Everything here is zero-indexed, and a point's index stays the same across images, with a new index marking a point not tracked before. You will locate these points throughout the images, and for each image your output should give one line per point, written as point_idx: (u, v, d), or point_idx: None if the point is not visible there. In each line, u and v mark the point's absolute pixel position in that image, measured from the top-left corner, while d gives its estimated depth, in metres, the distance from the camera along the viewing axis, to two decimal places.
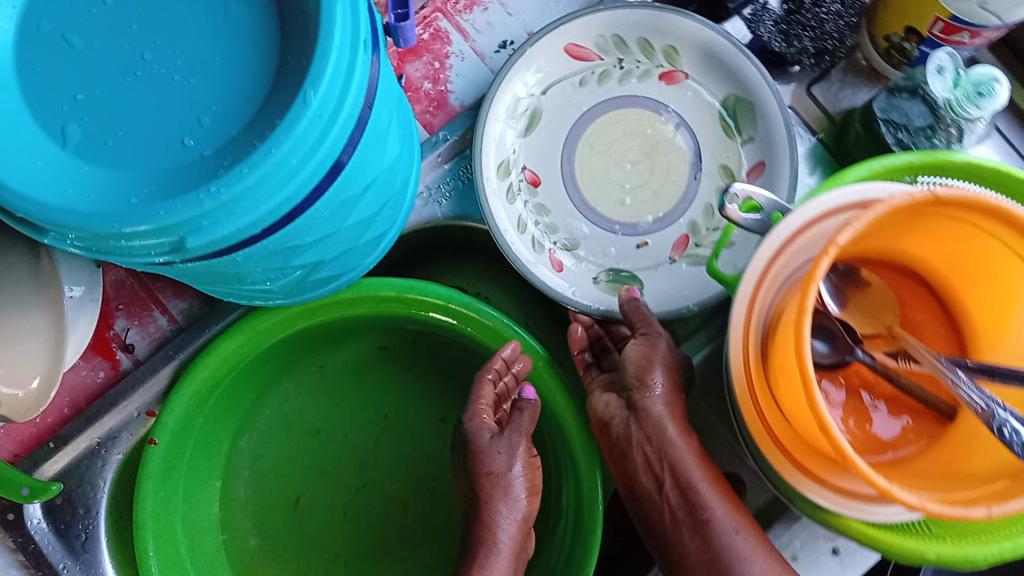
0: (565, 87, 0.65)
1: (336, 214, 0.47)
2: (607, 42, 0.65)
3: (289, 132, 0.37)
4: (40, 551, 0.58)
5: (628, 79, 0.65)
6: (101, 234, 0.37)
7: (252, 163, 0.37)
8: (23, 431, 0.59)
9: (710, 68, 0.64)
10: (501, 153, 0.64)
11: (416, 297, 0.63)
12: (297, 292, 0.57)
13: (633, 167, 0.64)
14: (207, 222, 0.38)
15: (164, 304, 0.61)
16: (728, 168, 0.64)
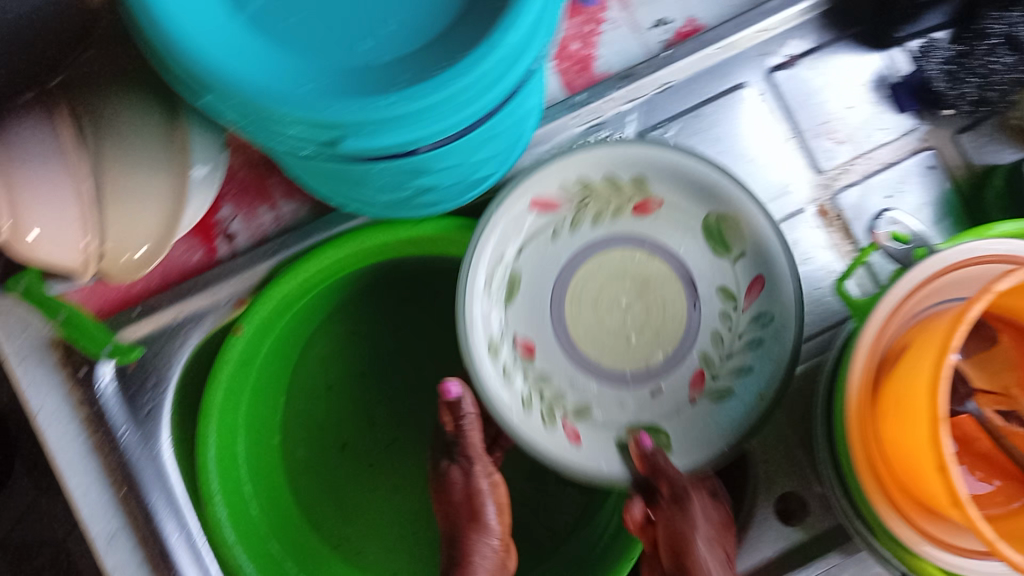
0: (556, 223, 0.60)
1: (474, 145, 0.45)
2: (571, 187, 0.59)
3: (478, 62, 0.35)
4: (104, 413, 0.58)
5: (622, 216, 0.60)
6: (260, 112, 0.36)
7: (437, 85, 0.36)
8: (107, 293, 0.58)
9: (683, 189, 0.59)
10: (495, 320, 0.59)
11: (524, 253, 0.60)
12: (393, 209, 0.54)
13: (633, 311, 0.59)
14: (371, 129, 0.36)
15: (272, 201, 0.60)
16: (727, 288, 0.60)
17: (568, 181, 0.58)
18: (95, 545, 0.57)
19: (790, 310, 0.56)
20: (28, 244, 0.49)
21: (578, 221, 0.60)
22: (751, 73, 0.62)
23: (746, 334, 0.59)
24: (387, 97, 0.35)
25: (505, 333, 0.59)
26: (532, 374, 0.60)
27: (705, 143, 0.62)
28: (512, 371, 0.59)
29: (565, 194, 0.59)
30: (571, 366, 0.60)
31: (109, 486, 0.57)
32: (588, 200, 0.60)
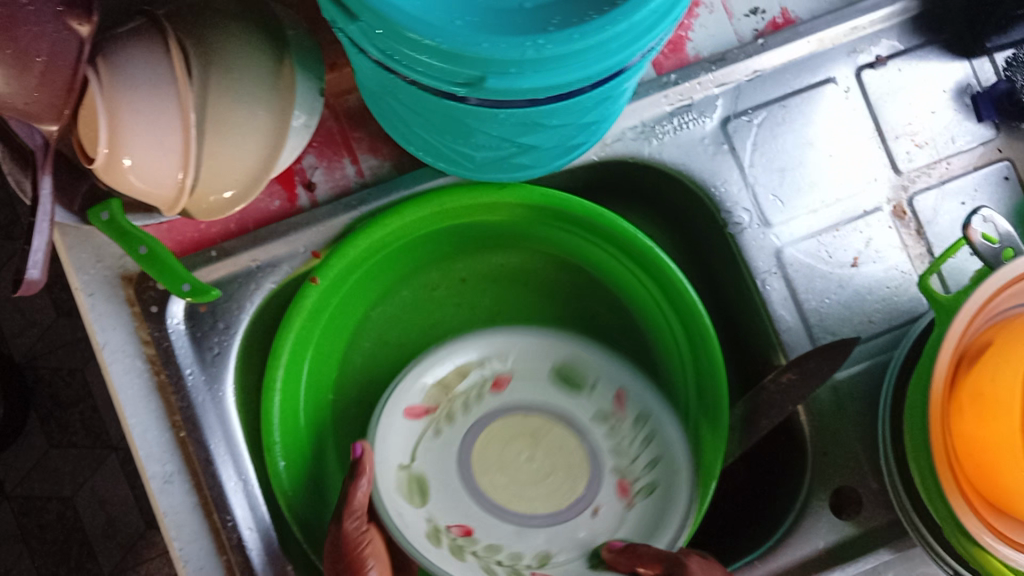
0: (435, 424, 0.64)
1: (587, 104, 0.45)
2: (435, 394, 0.64)
3: (628, 16, 0.36)
4: (172, 351, 0.58)
5: (485, 399, 0.65)
6: (406, 40, 0.36)
7: (586, 32, 0.35)
8: (184, 232, 0.59)
9: (521, 385, 0.65)
10: (414, 517, 0.60)
11: (605, 231, 0.60)
12: (484, 168, 0.54)
13: (537, 462, 0.63)
14: (513, 70, 0.36)
15: (356, 155, 0.60)
16: (603, 411, 0.65)
17: (438, 381, 0.64)
18: (151, 485, 0.57)
19: (671, 431, 0.62)
20: (125, 171, 0.50)
21: (447, 426, 0.64)
22: (840, 70, 0.63)
23: (636, 435, 0.64)
24: (535, 38, 0.35)
25: (437, 527, 0.60)
26: (454, 539, 0.60)
27: (792, 135, 0.62)
28: (439, 540, 0.60)
29: (434, 398, 0.64)
30: (473, 501, 0.62)
31: (169, 426, 0.58)
32: (467, 365, 0.65)
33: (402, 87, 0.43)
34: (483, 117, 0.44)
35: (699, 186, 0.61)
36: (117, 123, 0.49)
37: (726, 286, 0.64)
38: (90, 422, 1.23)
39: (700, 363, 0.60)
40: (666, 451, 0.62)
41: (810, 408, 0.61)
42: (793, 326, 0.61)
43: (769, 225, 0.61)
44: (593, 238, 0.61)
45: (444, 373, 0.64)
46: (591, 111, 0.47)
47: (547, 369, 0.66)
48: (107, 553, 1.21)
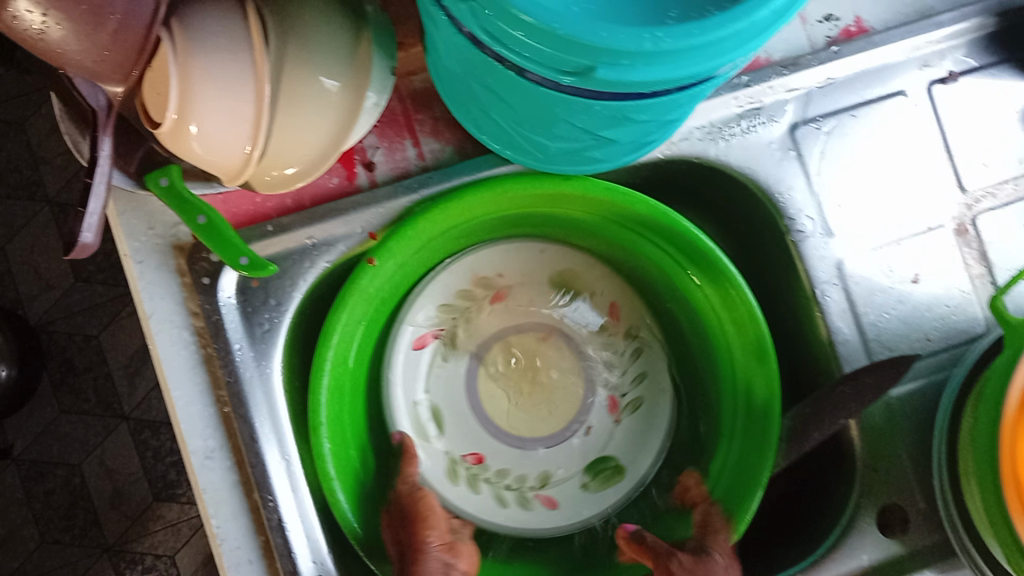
0: (441, 346, 0.67)
1: (677, 104, 0.44)
2: (438, 318, 0.66)
3: (749, 15, 0.34)
4: (221, 326, 0.57)
5: (486, 314, 0.68)
6: (519, 24, 0.35)
7: (705, 29, 0.34)
8: (240, 204, 0.57)
9: (524, 295, 0.69)
10: (436, 450, 0.65)
11: (671, 231, 0.59)
12: (554, 159, 0.53)
13: (536, 387, 0.68)
14: (626, 62, 0.35)
15: (418, 137, 0.59)
16: (594, 327, 0.70)
17: (440, 308, 0.66)
18: (191, 460, 0.56)
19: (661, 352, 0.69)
20: (189, 139, 0.49)
21: (452, 350, 0.67)
22: (911, 84, 0.62)
23: (625, 350, 0.70)
24: (654, 31, 0.34)
25: (453, 458, 0.65)
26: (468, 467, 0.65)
27: (858, 144, 0.61)
28: (456, 476, 0.65)
29: (437, 325, 0.66)
30: (482, 431, 0.67)
31: (213, 401, 0.57)
32: (468, 287, 0.67)
33: (496, 71, 0.42)
34: (573, 109, 0.43)
35: (764, 191, 0.60)
36: (186, 89, 0.47)
37: (782, 293, 0.63)
38: (102, 391, 1.19)
39: (751, 369, 0.60)
40: (647, 367, 0.69)
41: (862, 423, 0.60)
42: (850, 339, 0.60)
43: (831, 234, 0.60)
44: (655, 237, 0.60)
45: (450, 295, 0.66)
46: (677, 110, 0.46)
47: (547, 286, 0.69)
48: (112, 525, 1.18)
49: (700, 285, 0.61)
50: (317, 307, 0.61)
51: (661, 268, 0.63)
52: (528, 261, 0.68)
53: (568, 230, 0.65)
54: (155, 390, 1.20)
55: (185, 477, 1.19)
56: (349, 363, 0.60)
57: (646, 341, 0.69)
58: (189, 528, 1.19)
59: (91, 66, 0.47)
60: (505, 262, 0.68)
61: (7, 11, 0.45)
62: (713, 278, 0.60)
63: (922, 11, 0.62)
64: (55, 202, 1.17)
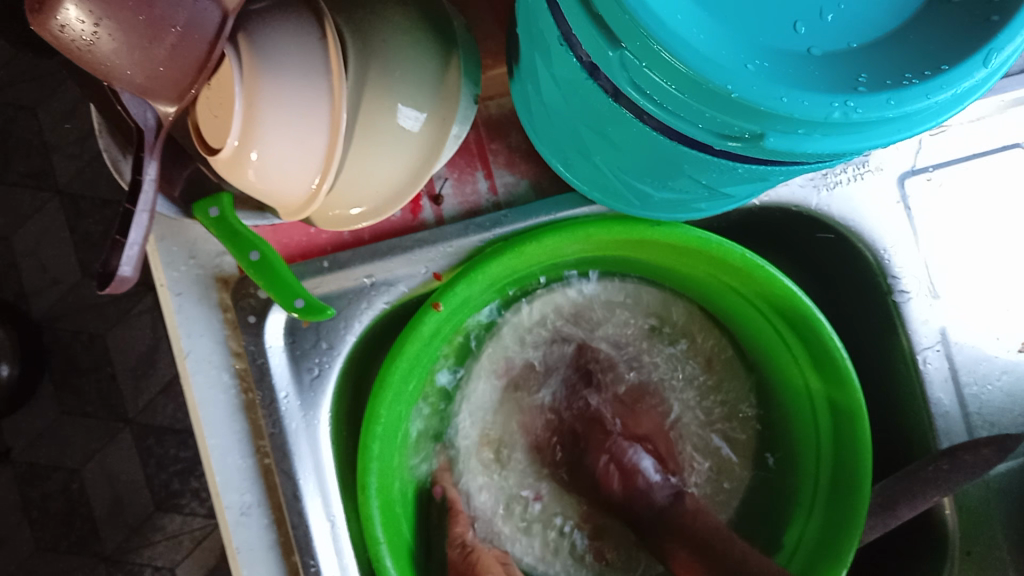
0: (515, 381, 0.62)
1: None
2: (516, 352, 0.62)
3: (953, 86, 0.29)
4: (267, 370, 0.51)
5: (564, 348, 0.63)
6: (677, 79, 0.29)
7: (904, 100, 0.29)
8: (293, 236, 0.52)
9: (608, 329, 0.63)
10: (498, 492, 0.61)
11: (769, 295, 0.53)
12: (653, 206, 0.48)
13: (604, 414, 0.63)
14: (800, 131, 0.30)
15: (491, 169, 0.54)
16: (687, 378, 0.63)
17: (522, 344, 0.62)
18: (225, 516, 0.50)
19: (752, 407, 0.63)
20: (250, 168, 0.43)
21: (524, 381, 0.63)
22: None
23: (715, 408, 0.63)
24: (845, 99, 0.29)
25: (516, 500, 0.61)
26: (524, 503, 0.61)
27: (969, 199, 0.56)
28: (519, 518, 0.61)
29: (513, 359, 0.62)
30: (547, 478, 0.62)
31: (252, 451, 0.51)
32: (554, 324, 0.62)
33: (619, 117, 0.37)
34: (707, 167, 0.37)
35: (865, 245, 0.55)
36: (252, 115, 0.42)
37: (872, 355, 0.58)
38: (107, 394, 1.08)
39: (840, 440, 0.54)
40: (735, 424, 0.63)
41: (958, 505, 0.55)
42: (951, 411, 0.55)
43: (935, 295, 0.55)
44: (753, 302, 0.55)
45: (531, 330, 0.62)
46: None
47: (637, 327, 0.63)
48: (112, 533, 1.08)
49: (803, 364, 0.55)
50: (369, 350, 0.56)
51: (777, 358, 0.58)
52: (621, 302, 0.62)
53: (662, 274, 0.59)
54: (163, 394, 1.09)
55: (189, 487, 1.09)
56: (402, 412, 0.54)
57: (739, 401, 0.63)
58: (191, 542, 1.09)
59: (141, 82, 0.41)
60: (597, 301, 0.62)
61: (53, 18, 0.39)
62: (814, 352, 0.54)
63: None
64: (66, 192, 1.07)
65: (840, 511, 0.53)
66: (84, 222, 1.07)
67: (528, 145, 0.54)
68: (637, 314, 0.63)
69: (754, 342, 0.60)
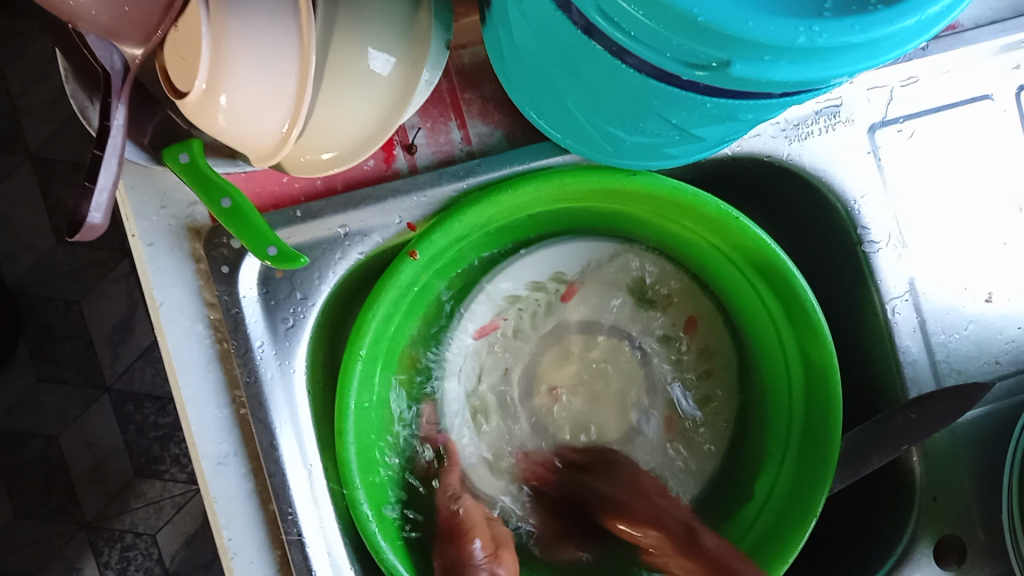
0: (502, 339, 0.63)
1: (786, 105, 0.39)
2: (504, 307, 0.62)
3: (917, 12, 0.29)
4: (240, 320, 0.51)
5: (554, 310, 0.63)
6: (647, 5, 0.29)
7: (869, 26, 0.29)
8: (265, 185, 0.51)
9: (598, 290, 0.63)
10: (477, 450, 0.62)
11: (741, 247, 0.54)
12: (626, 152, 0.48)
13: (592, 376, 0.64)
14: (766, 59, 0.30)
15: (465, 119, 0.54)
16: (667, 337, 0.64)
17: (508, 300, 0.62)
18: (202, 466, 0.51)
19: (733, 369, 0.63)
20: (218, 111, 0.43)
21: (512, 342, 0.63)
22: (1000, 86, 0.57)
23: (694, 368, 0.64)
24: (810, 24, 0.29)
25: (496, 457, 0.62)
26: (512, 458, 0.62)
27: (940, 151, 0.57)
28: (501, 471, 0.62)
29: (497, 316, 0.62)
30: (533, 438, 0.63)
31: (228, 401, 0.52)
32: (545, 282, 0.62)
33: (590, 53, 0.37)
34: (676, 103, 0.37)
35: (835, 195, 0.56)
36: (219, 57, 0.41)
37: (844, 305, 0.59)
38: (84, 361, 1.08)
39: (812, 397, 0.54)
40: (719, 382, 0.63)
41: (925, 452, 0.56)
42: (919, 359, 0.56)
43: (904, 246, 0.56)
44: (731, 254, 0.55)
45: (517, 288, 0.62)
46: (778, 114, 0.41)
47: (621, 287, 0.63)
48: (91, 500, 1.08)
49: (779, 322, 0.56)
50: (345, 302, 0.56)
51: (751, 309, 0.58)
52: (606, 258, 0.63)
53: (645, 232, 0.60)
54: (141, 360, 1.08)
55: (169, 453, 1.09)
56: (382, 360, 0.55)
57: (721, 362, 0.63)
58: (172, 507, 1.09)
59: (106, 23, 0.44)
60: (577, 257, 0.62)
61: None
62: (789, 303, 0.54)
63: (1016, 7, 0.57)
64: (38, 157, 1.05)
65: (812, 455, 0.54)
66: (56, 187, 1.06)
67: (503, 95, 0.54)
68: (622, 269, 0.63)
69: (727, 294, 0.60)
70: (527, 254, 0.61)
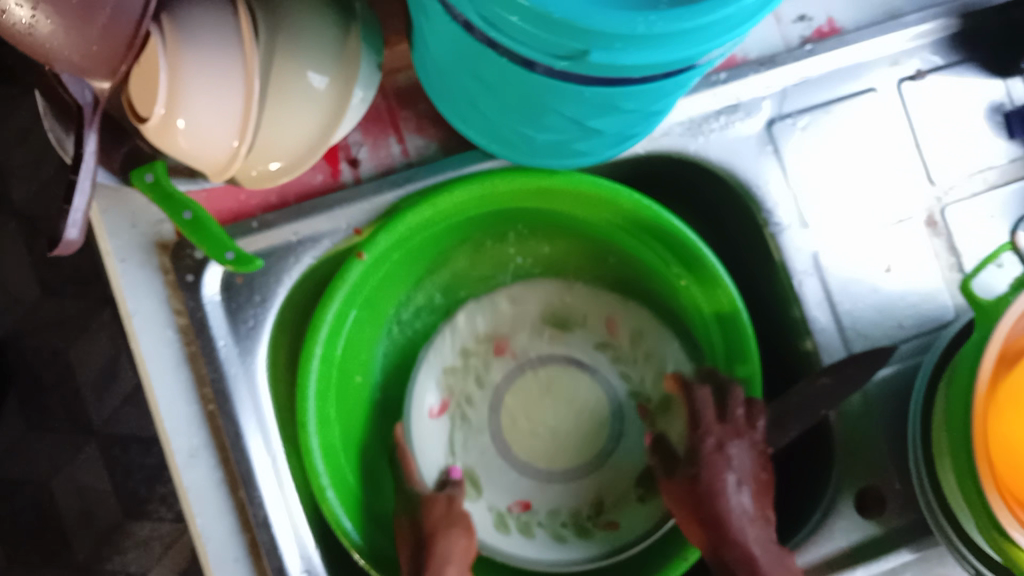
0: (459, 410, 0.69)
1: (664, 92, 0.45)
2: (450, 386, 0.69)
3: (739, 1, 0.35)
4: (206, 323, 0.57)
5: (493, 368, 0.71)
6: (513, 7, 0.35)
7: (696, 14, 0.35)
8: (224, 202, 0.57)
9: (525, 329, 0.72)
10: (482, 508, 0.67)
11: (650, 225, 0.60)
12: (542, 151, 0.54)
13: (558, 411, 0.70)
14: (617, 45, 0.36)
15: (402, 134, 0.60)
16: (602, 344, 0.72)
17: (449, 372, 0.70)
18: (175, 459, 0.56)
19: (665, 340, 0.69)
20: (176, 133, 0.49)
21: (468, 407, 0.69)
22: (882, 80, 0.64)
23: (635, 356, 0.71)
24: (647, 15, 0.35)
25: (500, 510, 0.67)
26: (515, 516, 0.67)
27: (833, 139, 0.63)
28: (507, 523, 0.66)
29: (446, 394, 0.69)
30: (517, 477, 0.68)
31: (197, 398, 0.56)
32: (477, 345, 0.71)
33: (490, 58, 0.43)
34: (564, 96, 0.43)
35: (741, 184, 0.62)
36: (175, 83, 0.48)
37: (760, 285, 0.65)
38: (71, 407, 1.12)
39: (730, 359, 0.60)
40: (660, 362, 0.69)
41: (841, 413, 0.61)
42: (827, 327, 0.61)
43: (805, 226, 0.62)
44: (639, 237, 0.62)
45: (454, 358, 0.70)
46: (662, 101, 0.47)
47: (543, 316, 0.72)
48: (83, 543, 1.11)
49: (701, 299, 0.61)
50: (302, 304, 0.61)
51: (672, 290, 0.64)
52: (526, 296, 0.71)
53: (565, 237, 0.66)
54: (127, 404, 1.12)
55: (157, 492, 1.12)
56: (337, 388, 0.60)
57: (652, 339, 0.70)
58: (161, 547, 1.11)
59: (77, 61, 0.46)
60: (502, 311, 0.71)
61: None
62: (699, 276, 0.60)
63: (890, 11, 0.64)
64: (23, 214, 1.11)
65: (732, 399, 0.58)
66: (41, 243, 1.12)
67: (436, 112, 0.60)
68: (541, 299, 0.71)
69: (641, 277, 0.67)
70: (458, 322, 0.70)
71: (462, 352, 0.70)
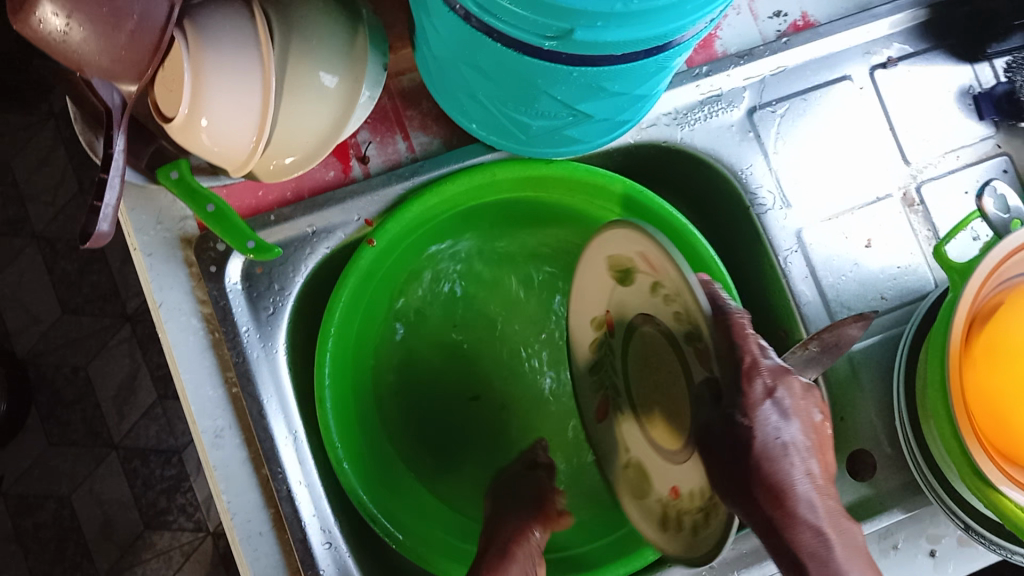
0: (617, 398, 0.62)
1: (645, 74, 0.50)
2: (602, 377, 0.63)
3: None
4: (229, 310, 0.60)
5: (615, 344, 0.60)
6: None
7: None
8: (243, 198, 0.61)
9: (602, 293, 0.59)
10: (652, 499, 0.56)
11: (639, 202, 0.63)
12: (538, 140, 0.59)
13: (653, 377, 0.55)
14: (599, 24, 0.40)
15: (408, 132, 0.64)
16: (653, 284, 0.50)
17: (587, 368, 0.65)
18: (201, 439, 0.59)
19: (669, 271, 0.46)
20: (199, 131, 0.53)
21: (621, 398, 0.61)
22: (855, 68, 0.68)
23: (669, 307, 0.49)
24: None
25: (661, 500, 0.55)
26: (670, 507, 0.53)
27: (810, 125, 0.67)
28: (670, 515, 0.53)
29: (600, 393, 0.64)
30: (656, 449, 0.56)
31: (221, 382, 0.60)
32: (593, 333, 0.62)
33: (485, 47, 0.47)
34: (552, 79, 0.48)
35: (725, 169, 0.66)
36: (197, 84, 0.52)
37: (750, 266, 0.69)
38: (92, 422, 1.15)
39: None
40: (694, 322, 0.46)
41: (828, 379, 0.64)
42: (813, 301, 0.65)
43: (788, 206, 0.66)
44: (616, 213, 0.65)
45: (592, 353, 0.64)
46: (645, 84, 0.52)
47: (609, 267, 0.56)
48: (104, 555, 1.13)
49: None
50: (316, 294, 0.65)
51: None
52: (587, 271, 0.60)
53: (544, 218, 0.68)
54: (145, 417, 1.15)
55: (176, 503, 1.14)
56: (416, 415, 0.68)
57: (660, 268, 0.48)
58: (181, 555, 1.14)
59: (108, 65, 0.50)
60: (590, 294, 0.61)
61: (33, 15, 0.48)
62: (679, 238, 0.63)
63: (861, 5, 0.68)
64: (43, 237, 1.15)
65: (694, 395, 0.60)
66: (61, 263, 1.16)
67: (439, 110, 0.65)
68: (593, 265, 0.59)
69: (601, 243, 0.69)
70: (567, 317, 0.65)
71: (595, 346, 0.63)
